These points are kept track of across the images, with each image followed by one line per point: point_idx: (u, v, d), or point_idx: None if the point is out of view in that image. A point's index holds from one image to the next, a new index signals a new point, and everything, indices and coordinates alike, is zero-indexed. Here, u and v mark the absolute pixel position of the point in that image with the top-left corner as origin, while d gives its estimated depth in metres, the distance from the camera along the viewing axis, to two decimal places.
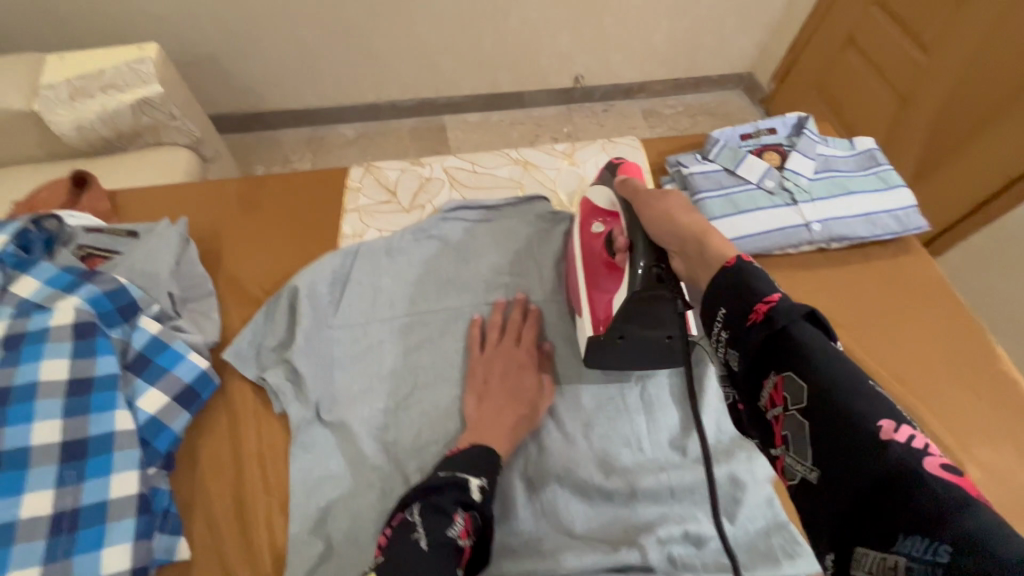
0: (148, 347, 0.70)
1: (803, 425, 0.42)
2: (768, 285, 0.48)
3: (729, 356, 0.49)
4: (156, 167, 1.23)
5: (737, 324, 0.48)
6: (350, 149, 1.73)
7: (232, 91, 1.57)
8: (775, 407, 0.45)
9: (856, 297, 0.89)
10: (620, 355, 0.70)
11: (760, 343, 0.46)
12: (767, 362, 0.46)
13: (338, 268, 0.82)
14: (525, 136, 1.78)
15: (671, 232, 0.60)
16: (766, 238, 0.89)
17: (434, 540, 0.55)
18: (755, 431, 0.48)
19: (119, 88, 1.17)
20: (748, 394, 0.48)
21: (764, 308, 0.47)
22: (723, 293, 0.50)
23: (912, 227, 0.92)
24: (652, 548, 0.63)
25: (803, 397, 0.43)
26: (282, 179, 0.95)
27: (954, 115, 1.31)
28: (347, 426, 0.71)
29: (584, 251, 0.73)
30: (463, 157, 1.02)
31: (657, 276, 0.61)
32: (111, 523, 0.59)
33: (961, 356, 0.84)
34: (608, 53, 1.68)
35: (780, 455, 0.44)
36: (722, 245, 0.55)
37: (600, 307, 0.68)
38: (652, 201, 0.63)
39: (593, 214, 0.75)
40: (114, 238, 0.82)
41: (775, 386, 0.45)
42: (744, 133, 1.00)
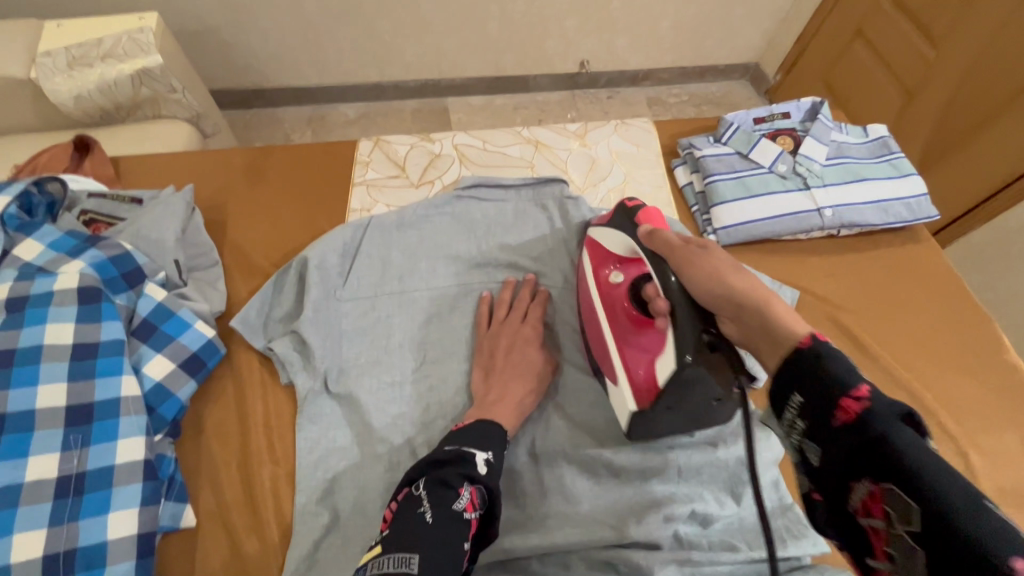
0: (153, 314, 0.69)
1: (914, 550, 0.36)
2: (851, 373, 0.42)
3: (807, 448, 0.44)
4: (156, 140, 1.21)
5: (819, 419, 0.42)
6: (352, 128, 1.70)
7: (232, 66, 1.54)
8: (871, 517, 0.40)
9: (864, 285, 0.89)
10: (666, 420, 0.64)
11: (851, 445, 0.40)
12: (859, 465, 0.40)
13: (349, 240, 0.81)
14: (528, 121, 1.76)
15: (722, 296, 0.55)
16: (777, 222, 0.89)
17: (439, 513, 0.54)
18: (844, 533, 0.43)
19: (118, 57, 1.14)
20: (835, 495, 0.42)
21: (853, 406, 0.41)
22: (797, 377, 0.44)
23: (923, 215, 0.91)
24: (659, 526, 0.63)
25: (911, 517, 0.36)
26: (290, 150, 0.94)
27: (964, 108, 1.31)
28: (354, 397, 0.70)
29: (608, 305, 0.69)
30: (473, 135, 1.01)
31: (708, 343, 0.56)
32: (118, 488, 0.58)
33: (966, 344, 0.84)
34: (616, 38, 1.66)
35: (883, 569, 0.40)
36: (785, 316, 0.51)
37: (639, 370, 0.63)
38: (694, 257, 0.59)
39: (608, 261, 0.72)
40: (117, 204, 0.80)
41: (872, 496, 0.39)
42: (758, 117, 0.99)
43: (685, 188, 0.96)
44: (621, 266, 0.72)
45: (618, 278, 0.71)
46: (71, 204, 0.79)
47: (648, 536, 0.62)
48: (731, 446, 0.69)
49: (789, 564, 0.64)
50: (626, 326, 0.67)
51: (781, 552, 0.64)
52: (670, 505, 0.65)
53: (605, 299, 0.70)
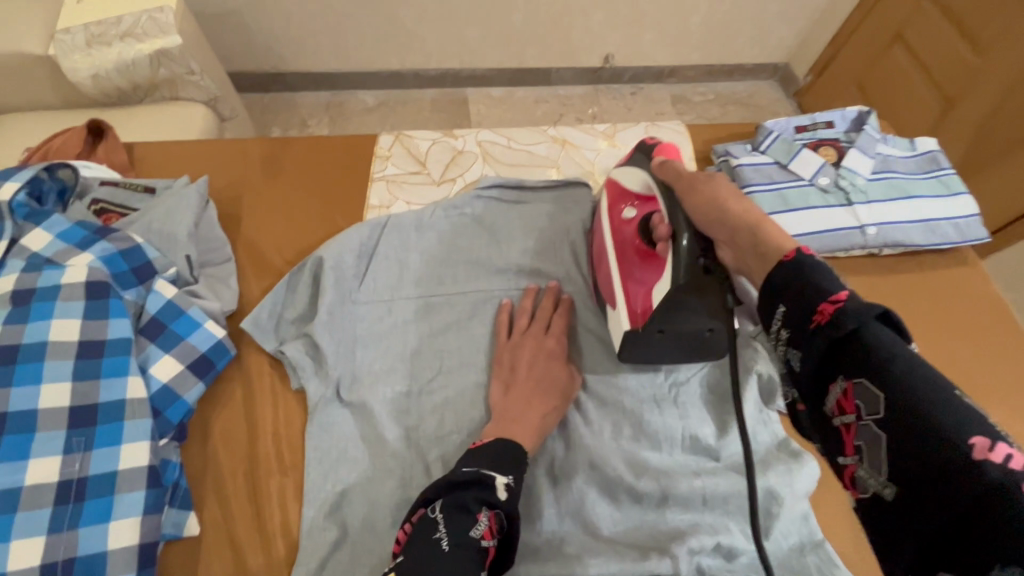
0: (163, 312, 0.66)
1: (881, 436, 0.40)
2: (831, 282, 0.44)
3: (788, 356, 0.46)
4: (171, 122, 1.18)
5: (801, 326, 0.45)
6: (369, 116, 1.67)
7: (250, 49, 1.51)
8: (844, 415, 0.43)
9: (907, 308, 0.84)
10: (659, 347, 0.64)
11: (828, 348, 0.43)
12: (836, 366, 0.43)
13: (365, 239, 0.78)
14: (549, 115, 1.71)
15: (719, 220, 0.56)
16: (817, 239, 0.84)
17: (456, 542, 0.51)
18: (818, 432, 0.46)
19: (137, 36, 1.11)
20: (812, 395, 0.45)
21: (831, 309, 0.43)
22: (782, 291, 0.47)
23: (972, 238, 0.86)
24: (683, 560, 0.59)
25: (880, 407, 0.40)
26: (309, 142, 0.91)
27: (1006, 119, 1.24)
28: (367, 407, 0.68)
29: (617, 239, 0.70)
30: (498, 132, 0.97)
31: (703, 267, 0.56)
32: (121, 495, 0.56)
33: (1011, 374, 0.80)
34: (644, 33, 1.60)
35: (851, 464, 0.43)
36: (778, 236, 0.52)
37: (638, 298, 0.64)
38: (698, 184, 0.59)
39: (623, 197, 0.72)
40: (129, 193, 0.77)
41: (845, 393, 0.43)
42: (799, 126, 0.94)
43: None
44: (638, 203, 0.70)
45: (631, 215, 0.70)
46: (83, 191, 0.76)
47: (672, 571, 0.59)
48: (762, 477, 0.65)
49: None
50: (630, 258, 0.67)
51: None
52: (695, 536, 0.61)
53: (615, 234, 0.70)
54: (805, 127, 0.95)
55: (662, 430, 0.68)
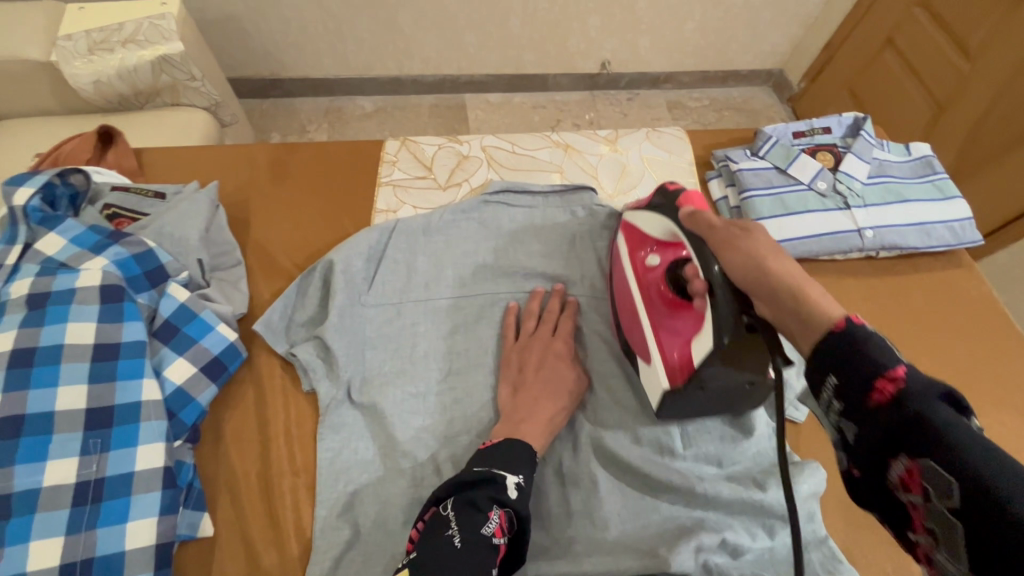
0: (176, 315, 0.67)
1: (953, 526, 0.35)
2: (886, 354, 0.41)
3: (843, 426, 0.43)
4: (173, 128, 1.19)
5: (853, 398, 0.41)
6: (368, 121, 1.68)
7: (249, 55, 1.52)
8: (910, 493, 0.39)
9: (904, 310, 0.86)
10: (699, 400, 0.64)
11: (887, 426, 0.39)
12: (895, 442, 0.39)
13: (374, 243, 0.80)
14: (547, 120, 1.73)
15: (759, 281, 0.53)
16: (815, 242, 0.86)
17: (468, 539, 0.52)
18: (881, 507, 0.42)
19: (139, 43, 1.12)
20: (871, 470, 0.41)
21: (889, 387, 0.39)
22: (828, 356, 0.43)
23: (966, 240, 0.88)
24: (690, 557, 0.60)
25: (951, 493, 0.35)
26: (316, 147, 0.92)
27: (994, 127, 1.27)
28: (378, 408, 0.69)
29: (643, 288, 0.68)
30: (502, 137, 0.98)
31: (747, 325, 0.55)
32: (137, 496, 0.57)
33: (1006, 373, 0.81)
34: (639, 38, 1.62)
35: (923, 543, 0.39)
36: (825, 302, 0.48)
37: (673, 351, 0.63)
38: (735, 240, 0.56)
39: (644, 243, 0.71)
40: (140, 199, 0.78)
41: (908, 471, 0.38)
42: (797, 131, 0.96)
43: (719, 202, 0.93)
44: (659, 248, 0.69)
45: (655, 261, 0.69)
46: (94, 196, 0.77)
47: (680, 567, 0.59)
48: (765, 489, 0.66)
49: None
50: (661, 309, 0.66)
51: None
52: (700, 533, 0.62)
53: (641, 283, 0.68)
54: (803, 132, 0.97)
55: (665, 435, 0.69)
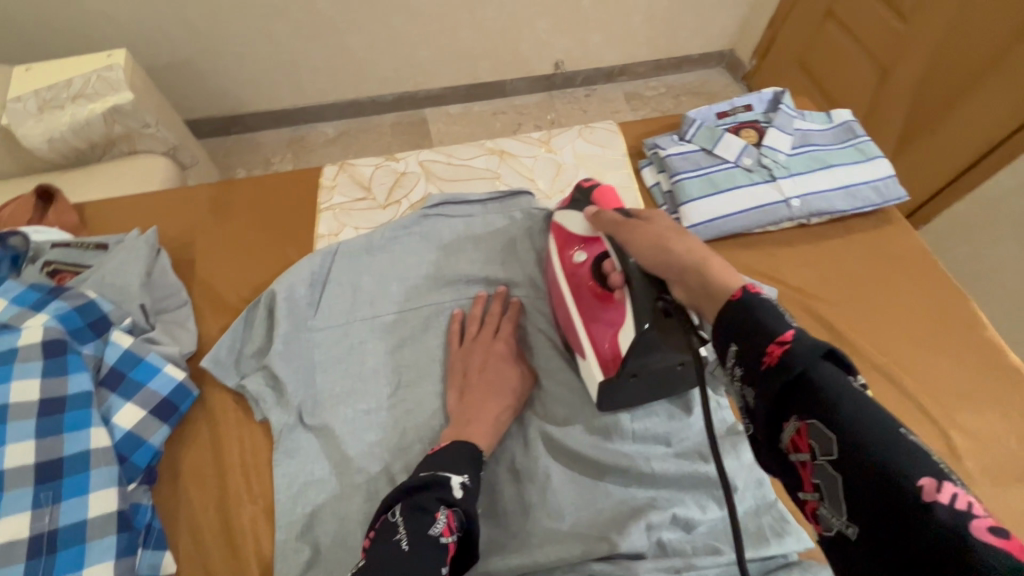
0: (121, 361, 0.68)
1: (836, 479, 0.39)
2: (777, 320, 0.44)
3: (744, 391, 0.45)
4: (135, 176, 1.20)
5: (750, 364, 0.44)
6: (332, 147, 1.70)
7: (207, 95, 1.53)
8: (799, 453, 0.42)
9: (839, 273, 0.88)
10: (636, 389, 0.67)
11: (777, 388, 0.42)
12: (787, 404, 0.42)
13: (317, 268, 0.81)
14: (508, 126, 1.76)
15: (663, 261, 0.56)
16: (745, 217, 0.89)
17: (416, 541, 0.54)
18: (778, 469, 0.45)
19: (87, 96, 1.14)
20: (765, 432, 0.44)
21: (778, 351, 0.42)
22: (730, 327, 0.46)
23: (891, 198, 0.91)
24: (641, 535, 0.63)
25: (832, 448, 0.39)
26: (255, 182, 0.93)
27: (941, 81, 1.27)
28: (329, 429, 0.70)
29: (574, 287, 0.71)
30: (437, 150, 1.00)
31: (663, 310, 0.56)
32: (92, 543, 0.58)
33: (942, 320, 0.84)
34: (587, 35, 1.65)
35: (811, 500, 0.41)
36: (724, 274, 0.51)
37: (605, 344, 0.66)
38: (635, 229, 0.60)
39: (571, 241, 0.75)
40: (82, 252, 0.80)
41: (798, 433, 0.42)
42: (720, 111, 0.99)
43: (653, 188, 0.96)
44: (585, 245, 0.73)
45: (582, 258, 0.72)
46: (35, 255, 0.79)
47: (631, 547, 0.62)
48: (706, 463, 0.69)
49: (774, 562, 0.64)
50: (591, 303, 0.69)
51: (765, 550, 0.64)
52: (652, 513, 0.65)
53: (571, 281, 0.72)
54: (725, 112, 1.00)
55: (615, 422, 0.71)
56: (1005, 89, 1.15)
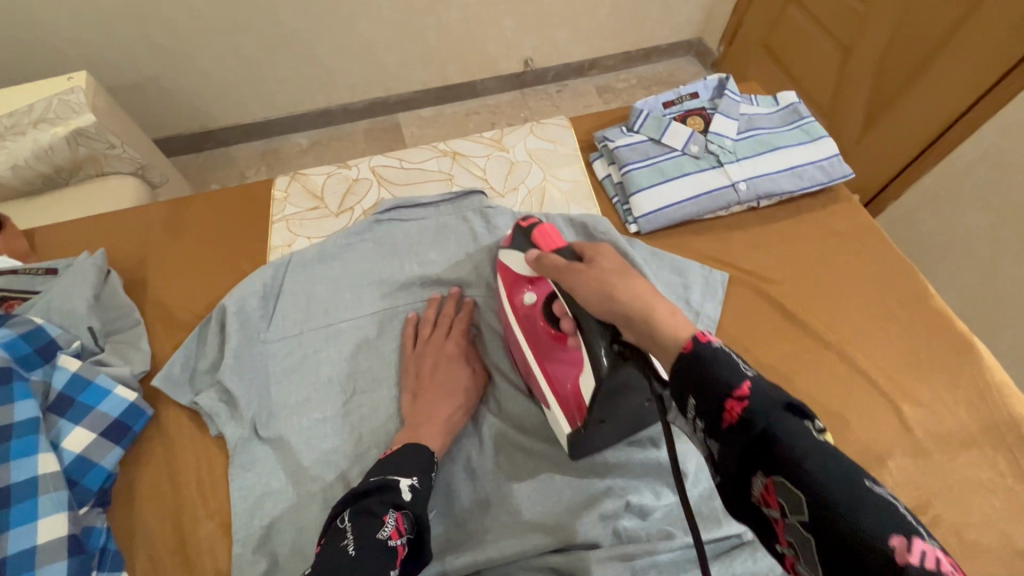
0: (69, 386, 0.68)
1: (808, 539, 0.37)
2: (732, 372, 0.42)
3: (709, 444, 0.44)
4: (104, 198, 1.18)
5: (711, 420, 0.43)
6: (307, 157, 1.69)
7: (174, 112, 1.52)
8: (770, 508, 0.41)
9: (791, 254, 0.89)
10: (605, 432, 0.64)
11: (739, 445, 0.41)
12: (753, 461, 0.41)
13: (269, 280, 0.81)
14: (481, 126, 1.76)
15: (610, 308, 0.53)
16: (694, 203, 0.90)
17: (362, 543, 0.54)
18: (753, 520, 0.44)
19: (51, 121, 1.10)
20: (733, 484, 0.43)
21: (737, 407, 0.41)
22: (687, 380, 0.44)
23: (837, 175, 0.93)
24: (595, 524, 0.64)
25: (801, 508, 0.37)
26: (207, 198, 0.93)
27: (897, 61, 1.27)
28: (284, 439, 0.71)
29: (529, 331, 0.69)
30: (389, 155, 1.00)
31: (620, 354, 0.55)
32: (43, 569, 0.56)
33: (893, 296, 0.85)
34: (554, 31, 1.66)
35: (788, 555, 0.41)
36: (670, 320, 0.49)
37: (568, 385, 0.64)
38: (578, 274, 0.57)
39: (518, 283, 0.73)
40: (30, 278, 0.79)
41: (767, 489, 0.40)
42: (666, 101, 0.99)
43: (605, 180, 0.97)
44: (533, 285, 0.72)
45: (532, 298, 0.71)
46: None
47: (585, 536, 0.63)
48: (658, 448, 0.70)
49: (729, 542, 0.65)
50: (549, 347, 0.67)
51: (717, 532, 0.65)
52: (606, 501, 0.65)
53: (524, 325, 0.70)
54: (673, 101, 1.00)
55: None
56: (959, 64, 1.14)
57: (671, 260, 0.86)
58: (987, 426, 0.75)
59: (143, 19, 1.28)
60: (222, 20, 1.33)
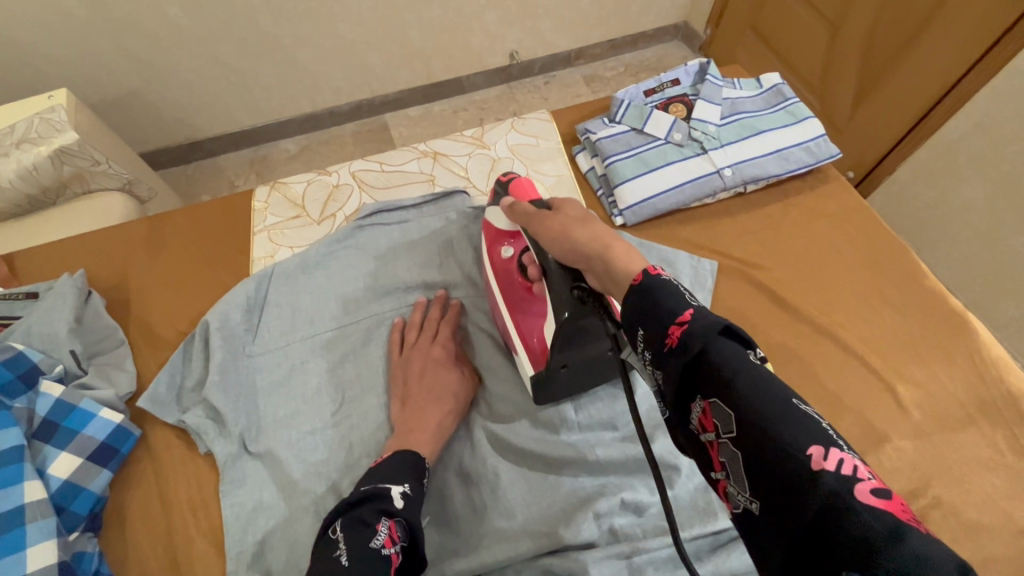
0: (54, 411, 0.67)
1: (737, 455, 0.38)
2: (676, 300, 0.43)
3: (655, 373, 0.44)
4: (91, 216, 1.16)
5: (655, 345, 0.43)
6: (295, 163, 1.67)
7: (159, 126, 1.50)
8: (707, 432, 0.41)
9: (780, 239, 0.88)
10: (569, 378, 0.66)
11: (679, 369, 0.41)
12: (691, 384, 0.41)
13: (253, 292, 0.80)
14: (470, 122, 1.74)
15: (572, 251, 0.55)
16: (680, 192, 0.88)
17: (354, 555, 0.53)
18: (691, 449, 0.44)
19: (33, 141, 1.08)
20: (675, 412, 0.43)
21: (678, 331, 0.41)
22: (637, 310, 0.45)
23: (824, 156, 0.91)
24: (591, 525, 0.63)
25: (732, 424, 0.38)
26: (186, 212, 0.92)
27: (884, 34, 1.24)
28: (273, 454, 0.70)
29: (505, 283, 0.70)
30: (369, 159, 0.99)
31: (580, 297, 0.56)
32: None
33: (885, 275, 0.84)
34: (538, 23, 1.63)
35: (720, 480, 0.40)
36: (626, 256, 0.50)
37: (534, 337, 0.66)
38: (544, 221, 0.60)
39: (499, 238, 0.73)
40: (11, 304, 0.78)
41: (704, 412, 0.41)
42: (648, 89, 0.98)
43: (589, 174, 0.96)
44: (511, 240, 0.71)
45: (508, 253, 0.70)
46: None
47: (581, 537, 0.62)
48: (654, 442, 0.69)
49: (725, 536, 0.64)
50: (520, 299, 0.68)
51: (713, 526, 0.64)
52: (600, 500, 0.65)
53: (500, 279, 0.71)
54: (654, 89, 0.99)
55: (557, 413, 0.71)
56: (948, 30, 1.11)
57: (658, 251, 0.85)
58: (984, 404, 0.74)
59: (120, 32, 1.26)
60: (200, 29, 1.31)
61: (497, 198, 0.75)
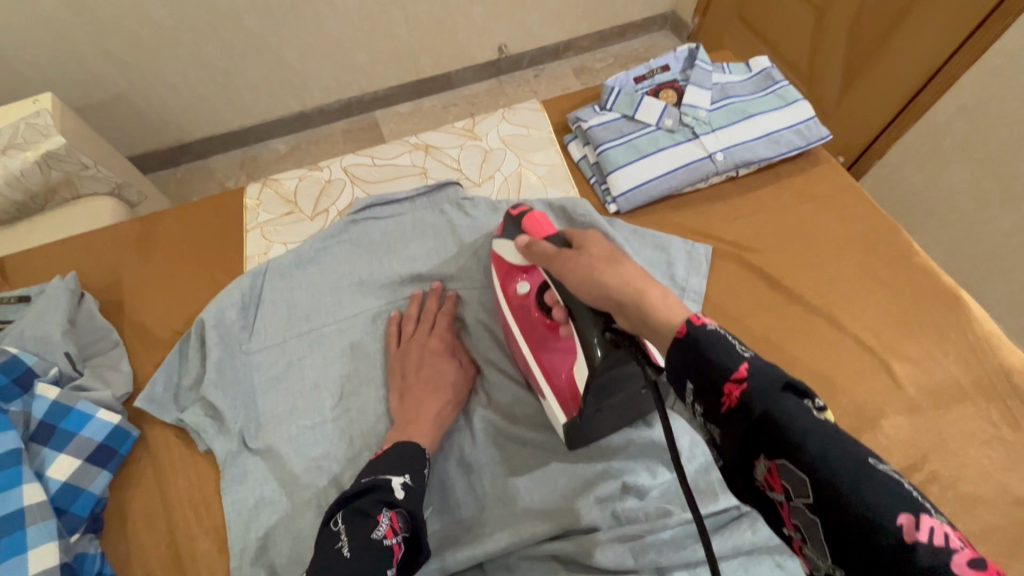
0: (50, 414, 0.66)
1: (814, 521, 0.37)
2: (729, 355, 0.42)
3: (710, 428, 0.43)
4: (81, 219, 1.15)
5: (709, 402, 0.42)
6: (285, 162, 1.66)
7: (146, 128, 1.49)
8: (775, 491, 0.41)
9: (773, 222, 0.88)
10: (602, 420, 0.64)
11: (743, 431, 0.40)
12: (756, 445, 0.40)
13: (248, 289, 0.80)
14: (460, 116, 1.73)
15: (598, 295, 0.53)
16: (672, 177, 0.88)
17: (356, 546, 0.54)
18: (758, 504, 0.43)
19: (18, 146, 1.07)
20: (737, 468, 0.43)
21: (736, 391, 0.40)
22: (686, 365, 0.44)
23: (815, 138, 0.91)
24: (593, 508, 0.63)
25: (806, 490, 0.37)
26: (177, 212, 0.91)
27: (869, 19, 1.25)
28: (274, 450, 0.70)
29: (524, 320, 0.68)
30: (361, 153, 0.98)
31: (613, 341, 0.54)
32: None
33: (877, 254, 0.85)
34: (525, 15, 1.62)
35: (795, 538, 0.41)
36: (662, 303, 0.48)
37: (562, 375, 0.63)
38: (567, 261, 0.57)
39: (511, 273, 0.72)
40: (3, 308, 0.78)
41: (770, 472, 0.40)
42: (638, 76, 0.98)
43: (581, 162, 0.96)
44: (526, 275, 0.70)
45: (525, 288, 0.69)
46: None
47: (583, 521, 0.63)
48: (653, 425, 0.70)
49: (727, 514, 0.64)
50: (544, 336, 0.66)
51: (712, 505, 0.64)
52: (601, 485, 0.65)
53: (518, 315, 0.69)
54: (644, 76, 0.99)
55: None
56: (933, 13, 1.11)
57: (652, 237, 0.85)
58: (980, 380, 0.75)
59: (104, 35, 1.25)
60: (185, 29, 1.30)
61: (507, 231, 0.73)
